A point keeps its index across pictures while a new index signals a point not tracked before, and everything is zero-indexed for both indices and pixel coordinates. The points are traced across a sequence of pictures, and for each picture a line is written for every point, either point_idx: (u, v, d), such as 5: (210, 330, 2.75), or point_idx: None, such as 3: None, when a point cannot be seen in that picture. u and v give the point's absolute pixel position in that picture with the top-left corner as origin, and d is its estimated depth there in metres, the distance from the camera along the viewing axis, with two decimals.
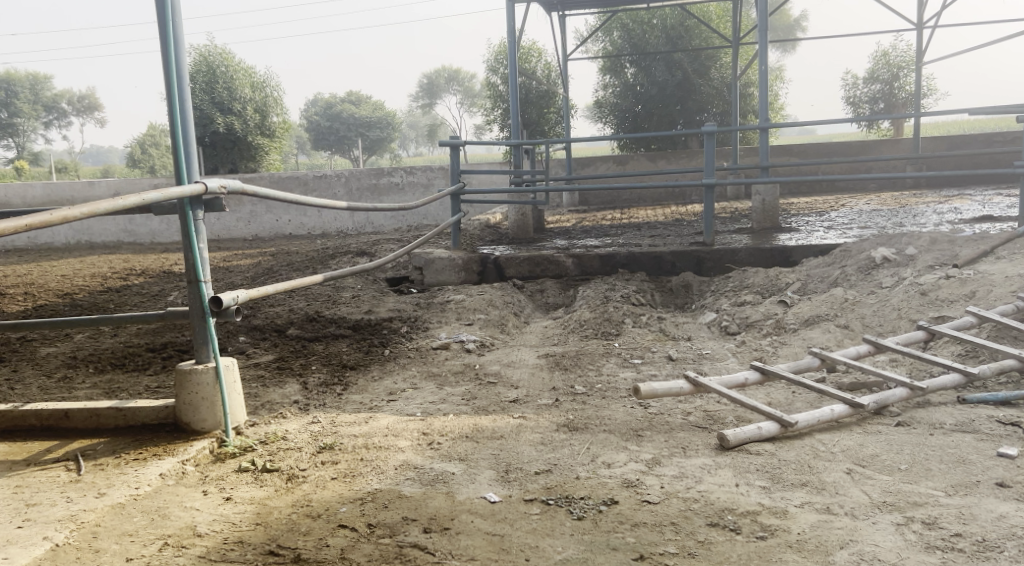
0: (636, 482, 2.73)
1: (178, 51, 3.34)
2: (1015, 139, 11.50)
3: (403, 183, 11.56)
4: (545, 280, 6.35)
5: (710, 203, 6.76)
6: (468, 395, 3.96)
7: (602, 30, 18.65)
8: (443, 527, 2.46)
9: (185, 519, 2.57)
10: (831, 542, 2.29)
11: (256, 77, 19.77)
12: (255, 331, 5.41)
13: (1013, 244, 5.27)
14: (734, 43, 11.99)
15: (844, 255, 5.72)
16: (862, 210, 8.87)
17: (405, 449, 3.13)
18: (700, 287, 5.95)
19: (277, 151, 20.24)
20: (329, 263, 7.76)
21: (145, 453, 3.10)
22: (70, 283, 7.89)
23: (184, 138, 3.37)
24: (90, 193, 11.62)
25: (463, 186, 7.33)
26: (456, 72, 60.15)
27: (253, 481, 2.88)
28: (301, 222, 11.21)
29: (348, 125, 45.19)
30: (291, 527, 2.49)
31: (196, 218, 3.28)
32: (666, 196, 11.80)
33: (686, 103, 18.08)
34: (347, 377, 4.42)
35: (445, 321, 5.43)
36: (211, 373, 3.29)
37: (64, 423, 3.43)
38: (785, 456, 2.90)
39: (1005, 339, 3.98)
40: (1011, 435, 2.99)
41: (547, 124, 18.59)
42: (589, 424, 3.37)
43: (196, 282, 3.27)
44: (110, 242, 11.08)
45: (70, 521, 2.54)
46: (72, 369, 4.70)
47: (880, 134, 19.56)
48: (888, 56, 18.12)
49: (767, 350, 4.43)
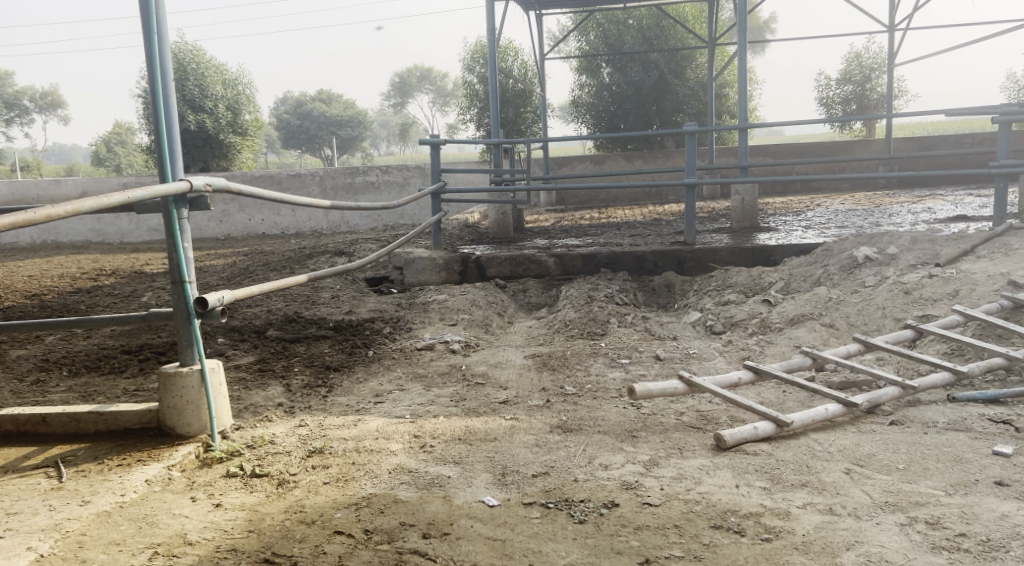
0: (636, 484, 2.69)
1: (161, 42, 3.26)
2: (985, 140, 11.69)
3: (379, 181, 11.44)
4: (527, 280, 6.30)
5: (690, 202, 6.72)
6: (457, 397, 3.91)
7: (577, 30, 18.63)
8: (442, 533, 2.41)
9: (175, 527, 2.48)
10: (837, 543, 2.27)
11: (228, 74, 19.47)
12: (234, 332, 5.30)
13: (992, 244, 5.32)
14: (710, 43, 12.00)
15: (825, 254, 5.75)
16: (838, 210, 8.95)
17: (398, 452, 3.06)
18: (683, 287, 5.95)
19: (250, 150, 19.95)
20: (306, 263, 7.65)
21: (129, 459, 3.00)
22: (38, 285, 7.68)
23: (167, 132, 3.29)
24: (57, 191, 11.34)
25: (444, 185, 7.24)
26: (428, 70, 59.90)
27: (242, 487, 2.80)
28: (274, 221, 11.07)
29: (319, 123, 44.80)
30: (285, 534, 2.42)
31: (181, 217, 3.19)
32: (644, 195, 11.85)
33: (662, 103, 18.18)
34: (331, 379, 4.33)
35: (428, 321, 5.37)
36: (196, 375, 3.20)
37: (41, 428, 3.32)
38: (782, 456, 2.88)
39: (990, 338, 4.02)
40: (1004, 433, 3.01)
41: (523, 123, 18.52)
42: (583, 424, 3.33)
43: (181, 282, 3.19)
44: (79, 242, 10.83)
45: (54, 531, 2.45)
46: (45, 372, 4.57)
47: (852, 135, 19.79)
48: (860, 57, 18.39)
49: (754, 349, 4.43)
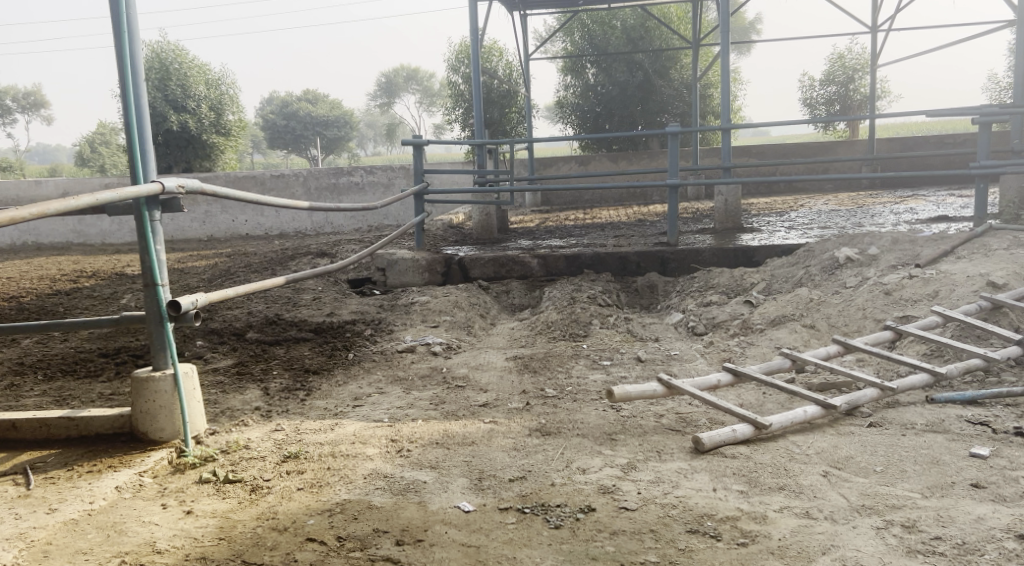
0: (612, 488, 2.67)
1: (132, 41, 3.22)
2: (967, 140, 11.78)
3: (363, 182, 11.38)
4: (510, 281, 6.27)
5: (674, 202, 6.71)
6: (437, 400, 3.87)
7: (563, 31, 18.64)
8: (416, 540, 2.38)
9: (144, 535, 2.44)
10: (813, 547, 2.26)
11: (211, 75, 19.38)
12: (213, 335, 5.25)
13: (971, 244, 5.35)
14: (695, 44, 11.99)
15: (807, 255, 5.76)
16: (821, 210, 8.99)
17: (374, 457, 3.03)
18: (666, 288, 5.95)
19: (233, 151, 19.83)
20: (288, 264, 7.59)
21: (99, 465, 2.96)
22: (16, 287, 7.58)
23: (139, 133, 3.24)
24: (37, 193, 11.23)
25: (427, 185, 7.19)
26: (415, 70, 59.86)
27: (215, 493, 2.76)
28: (258, 222, 10.99)
29: (304, 123, 44.56)
30: (256, 542, 2.39)
31: (153, 219, 3.14)
32: (629, 196, 11.86)
33: (647, 104, 18.21)
34: (310, 382, 4.29)
35: (409, 323, 5.34)
36: (169, 380, 3.16)
37: (11, 434, 3.25)
38: (760, 459, 2.87)
39: (968, 339, 4.03)
40: (981, 435, 3.01)
41: (509, 124, 18.52)
42: (562, 428, 3.31)
43: (153, 285, 3.13)
44: (59, 244, 10.73)
45: (18, 541, 2.40)
46: (19, 376, 4.50)
47: (836, 135, 19.92)
48: (843, 58, 18.48)
49: (736, 350, 4.42)
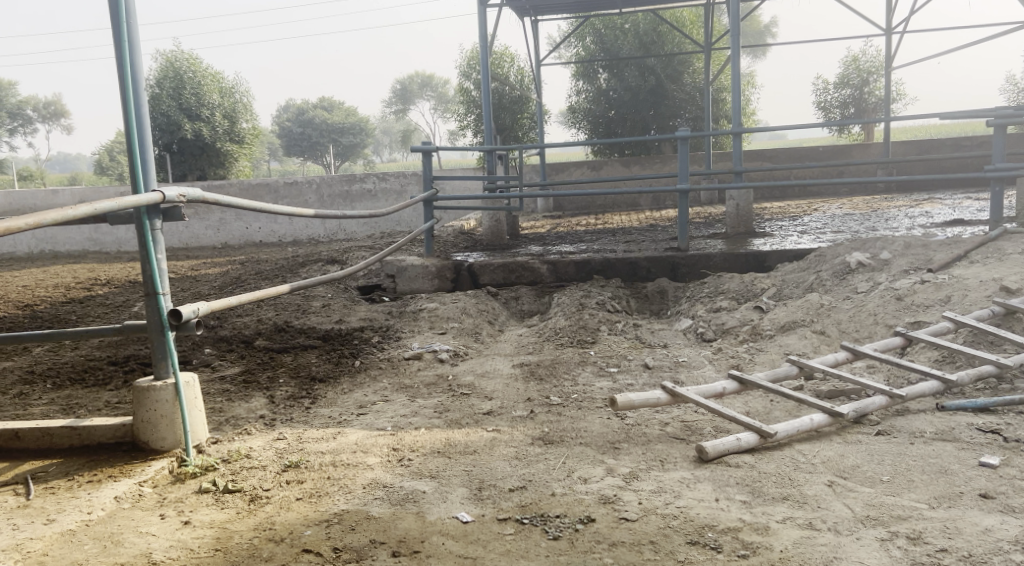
0: (613, 498, 2.64)
1: (133, 53, 3.24)
2: (983, 142, 11.69)
3: (375, 189, 11.37)
4: (519, 287, 6.23)
5: (685, 206, 6.62)
6: (441, 408, 3.84)
7: (575, 36, 18.65)
8: (413, 551, 2.36)
9: (140, 546, 2.44)
10: (814, 559, 2.22)
11: (224, 83, 19.58)
12: (222, 343, 5.25)
13: (986, 247, 5.27)
14: (706, 48, 11.91)
15: (818, 259, 5.68)
16: (835, 214, 8.89)
17: (374, 466, 3.02)
18: (676, 293, 5.88)
19: (247, 158, 19.98)
20: (298, 271, 7.60)
21: (100, 474, 2.96)
22: (31, 295, 7.63)
23: (140, 144, 3.25)
24: (53, 202, 11.35)
25: (436, 193, 7.15)
26: (429, 77, 60.09)
27: (213, 504, 2.75)
28: (271, 229, 11.04)
29: (319, 130, 44.76)
30: (251, 553, 2.38)
31: (153, 228, 3.13)
32: (641, 201, 11.81)
33: (660, 108, 18.16)
34: (316, 390, 4.29)
35: (417, 330, 5.32)
36: (169, 389, 3.15)
37: (14, 443, 3.26)
38: (764, 469, 2.82)
39: (981, 344, 3.95)
40: (992, 443, 2.95)
41: (521, 130, 18.56)
42: (565, 436, 3.28)
43: (154, 294, 3.12)
44: (76, 252, 10.82)
45: (16, 552, 2.41)
46: (28, 385, 4.51)
47: (850, 138, 19.81)
48: (858, 60, 18.34)
49: (744, 358, 4.37)
